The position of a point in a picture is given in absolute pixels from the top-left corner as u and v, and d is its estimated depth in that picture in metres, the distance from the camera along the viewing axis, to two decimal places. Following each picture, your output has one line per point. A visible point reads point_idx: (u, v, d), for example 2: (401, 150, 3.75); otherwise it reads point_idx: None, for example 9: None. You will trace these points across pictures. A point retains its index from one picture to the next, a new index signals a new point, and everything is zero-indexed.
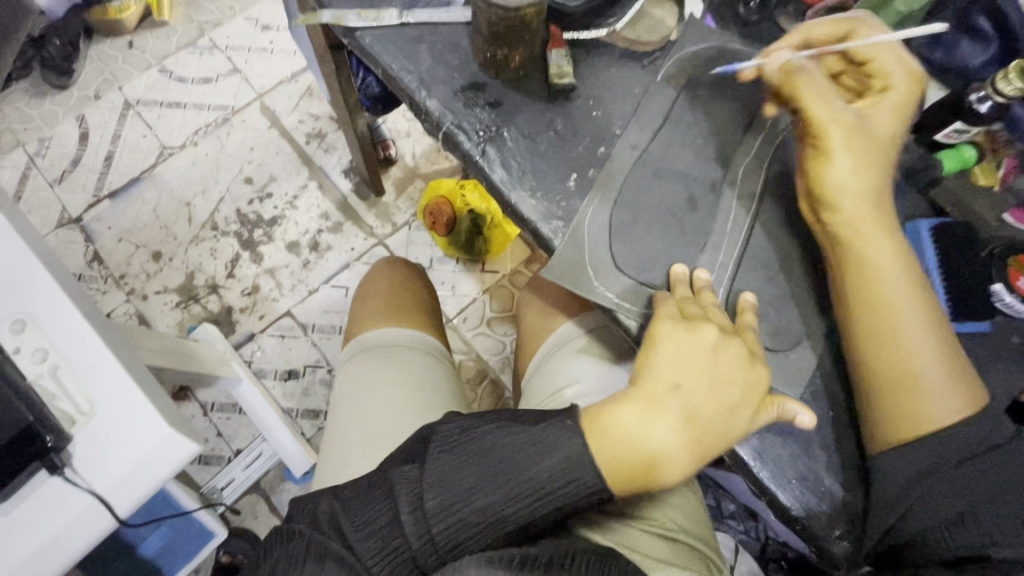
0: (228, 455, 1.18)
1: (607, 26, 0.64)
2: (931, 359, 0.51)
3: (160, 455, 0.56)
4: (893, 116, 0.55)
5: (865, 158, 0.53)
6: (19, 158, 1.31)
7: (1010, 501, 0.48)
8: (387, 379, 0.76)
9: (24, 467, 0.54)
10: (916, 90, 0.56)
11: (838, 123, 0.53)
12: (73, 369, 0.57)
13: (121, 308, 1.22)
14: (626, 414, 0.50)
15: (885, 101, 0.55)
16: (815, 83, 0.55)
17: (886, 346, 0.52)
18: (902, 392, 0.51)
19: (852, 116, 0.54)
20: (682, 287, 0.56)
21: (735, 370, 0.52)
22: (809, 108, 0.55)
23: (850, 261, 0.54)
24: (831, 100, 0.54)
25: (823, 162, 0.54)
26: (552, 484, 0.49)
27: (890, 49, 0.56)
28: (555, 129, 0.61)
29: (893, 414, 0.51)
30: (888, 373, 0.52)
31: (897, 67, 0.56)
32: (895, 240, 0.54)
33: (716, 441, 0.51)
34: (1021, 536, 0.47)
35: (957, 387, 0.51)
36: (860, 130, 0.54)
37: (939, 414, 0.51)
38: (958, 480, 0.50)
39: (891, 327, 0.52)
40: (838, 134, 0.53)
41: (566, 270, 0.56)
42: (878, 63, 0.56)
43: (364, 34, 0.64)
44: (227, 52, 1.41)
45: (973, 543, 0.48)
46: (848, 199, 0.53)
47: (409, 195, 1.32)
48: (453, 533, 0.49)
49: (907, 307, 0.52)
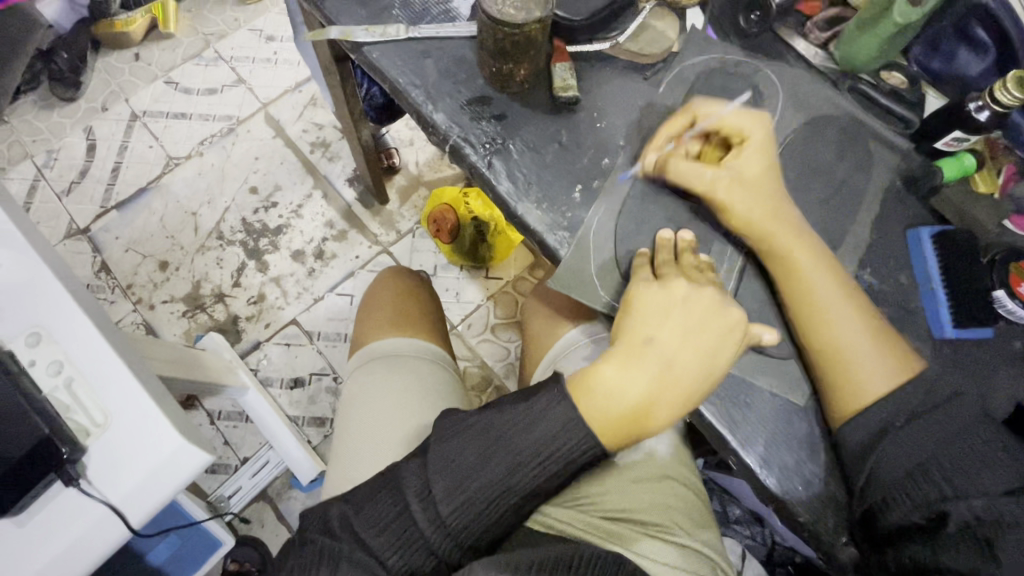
0: (236, 463, 1.19)
1: (610, 39, 0.65)
2: (859, 331, 0.54)
3: (171, 465, 0.57)
4: (766, 156, 0.58)
5: (759, 196, 0.57)
6: (28, 170, 1.33)
7: (960, 453, 0.48)
8: (393, 386, 0.77)
9: (40, 478, 0.55)
10: (769, 128, 0.59)
11: (721, 185, 0.57)
12: (87, 381, 0.58)
13: (129, 317, 1.23)
14: (608, 369, 0.51)
15: (747, 150, 0.58)
16: (692, 168, 0.58)
17: (816, 327, 0.55)
18: (834, 368, 0.54)
19: (728, 176, 0.57)
20: (664, 250, 0.58)
21: (712, 319, 0.53)
22: (695, 188, 0.58)
23: (776, 263, 0.57)
24: (710, 172, 0.57)
25: (728, 217, 0.58)
26: (548, 448, 0.50)
27: (722, 111, 0.59)
28: (560, 141, 0.62)
29: (833, 389, 0.54)
30: (820, 352, 0.55)
31: (743, 118, 0.59)
32: (805, 230, 0.58)
33: (699, 386, 0.51)
34: (976, 486, 0.46)
35: (885, 352, 0.54)
36: (744, 183, 0.57)
37: (874, 384, 0.53)
38: (908, 439, 0.50)
39: (817, 311, 0.55)
40: (727, 192, 0.57)
41: (572, 280, 0.58)
42: (722, 124, 0.59)
43: (371, 49, 0.65)
44: (232, 63, 1.43)
45: (928, 499, 0.47)
46: (753, 227, 0.57)
47: (413, 202, 1.33)
48: (462, 513, 0.50)
49: (824, 289, 0.55)
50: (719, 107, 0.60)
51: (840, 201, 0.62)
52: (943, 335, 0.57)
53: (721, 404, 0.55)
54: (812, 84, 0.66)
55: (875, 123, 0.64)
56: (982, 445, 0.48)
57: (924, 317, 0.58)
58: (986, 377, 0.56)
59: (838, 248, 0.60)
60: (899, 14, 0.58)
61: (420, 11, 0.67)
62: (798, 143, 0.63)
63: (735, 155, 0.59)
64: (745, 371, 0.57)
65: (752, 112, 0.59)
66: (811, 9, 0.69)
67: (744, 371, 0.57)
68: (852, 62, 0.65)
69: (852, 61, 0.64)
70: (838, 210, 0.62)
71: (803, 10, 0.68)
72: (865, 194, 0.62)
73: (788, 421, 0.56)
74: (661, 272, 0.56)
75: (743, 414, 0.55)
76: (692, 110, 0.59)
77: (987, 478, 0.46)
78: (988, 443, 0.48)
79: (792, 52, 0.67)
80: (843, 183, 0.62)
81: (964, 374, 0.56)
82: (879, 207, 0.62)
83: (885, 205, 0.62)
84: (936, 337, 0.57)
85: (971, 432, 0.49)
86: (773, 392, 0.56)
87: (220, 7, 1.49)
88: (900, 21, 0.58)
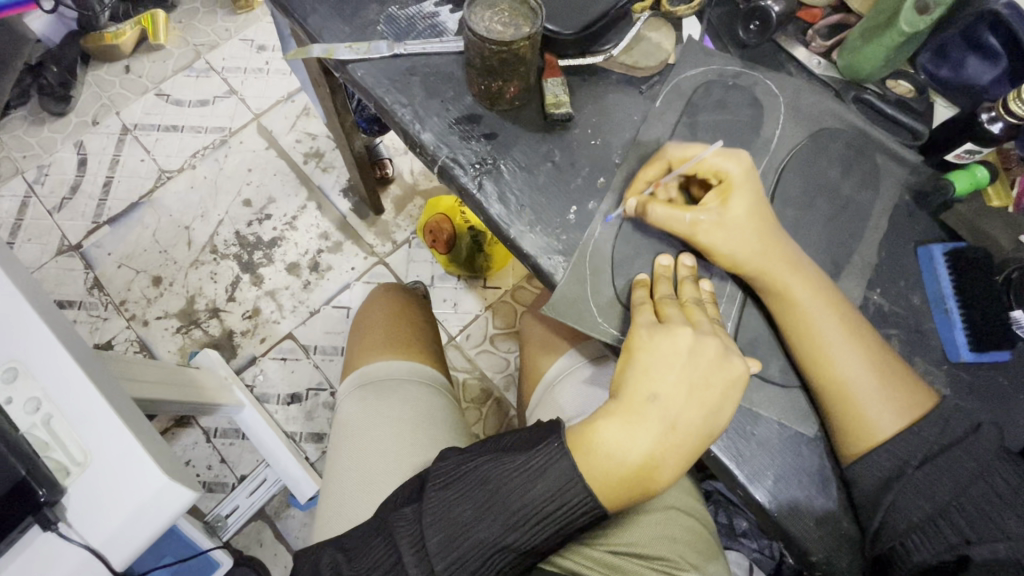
0: (233, 481, 1.14)
1: (603, 52, 0.63)
2: (864, 370, 0.52)
3: (157, 508, 0.51)
4: (753, 198, 0.55)
5: (749, 239, 0.54)
6: (18, 186, 1.30)
7: (982, 494, 0.47)
8: (387, 416, 0.74)
9: (14, 525, 0.48)
10: (750, 167, 0.55)
11: (703, 230, 0.54)
12: (69, 419, 0.51)
13: (122, 335, 1.20)
14: (609, 428, 0.48)
15: (732, 193, 0.54)
16: (671, 215, 0.54)
17: (819, 367, 0.53)
18: (840, 406, 0.52)
19: (711, 220, 0.54)
20: (662, 281, 0.55)
21: (720, 369, 0.49)
22: (678, 232, 0.55)
23: (775, 299, 0.54)
24: (691, 217, 0.54)
25: (715, 258, 0.55)
26: (547, 508, 0.48)
27: (700, 153, 0.55)
28: (553, 160, 0.60)
29: (840, 429, 0.52)
30: (824, 389, 0.53)
31: (723, 158, 0.55)
32: (805, 262, 0.55)
33: (702, 441, 0.49)
34: (999, 528, 0.45)
35: (894, 391, 0.52)
36: (727, 227, 0.54)
37: (884, 423, 0.51)
38: (926, 479, 0.49)
39: (819, 351, 0.53)
40: (710, 236, 0.54)
41: (569, 306, 0.55)
42: (700, 166, 0.56)
43: (356, 67, 0.62)
44: (223, 74, 1.41)
45: (950, 543, 0.47)
46: (750, 258, 0.54)
47: (409, 212, 1.31)
48: (455, 570, 0.48)
49: (829, 325, 0.53)
50: (696, 148, 0.56)
51: (846, 219, 0.60)
52: (958, 358, 0.55)
53: (726, 437, 0.54)
54: (817, 95, 0.63)
55: (880, 134, 0.62)
56: (1004, 485, 0.47)
57: (937, 338, 0.57)
58: (999, 400, 0.55)
59: (845, 268, 0.58)
60: (906, 23, 0.57)
61: (406, 26, 0.64)
62: (801, 158, 0.61)
63: (717, 197, 0.55)
64: (751, 401, 0.55)
65: (732, 151, 0.56)
66: (811, 16, 0.68)
67: (750, 402, 0.55)
68: (856, 71, 0.63)
69: (857, 71, 0.63)
70: (845, 228, 0.60)
71: (802, 18, 0.68)
72: (872, 211, 0.60)
73: (797, 453, 0.54)
74: (664, 314, 0.52)
75: (749, 446, 0.54)
76: (666, 156, 0.57)
77: (1011, 521, 0.45)
78: (1008, 482, 0.47)
79: (791, 61, 0.66)
80: (849, 199, 0.60)
81: (978, 399, 0.55)
82: (888, 223, 0.60)
83: (892, 222, 0.60)
84: (951, 361, 0.56)
85: (991, 470, 0.48)
86: (781, 422, 0.55)
87: (210, 17, 1.47)
88: (906, 30, 0.57)
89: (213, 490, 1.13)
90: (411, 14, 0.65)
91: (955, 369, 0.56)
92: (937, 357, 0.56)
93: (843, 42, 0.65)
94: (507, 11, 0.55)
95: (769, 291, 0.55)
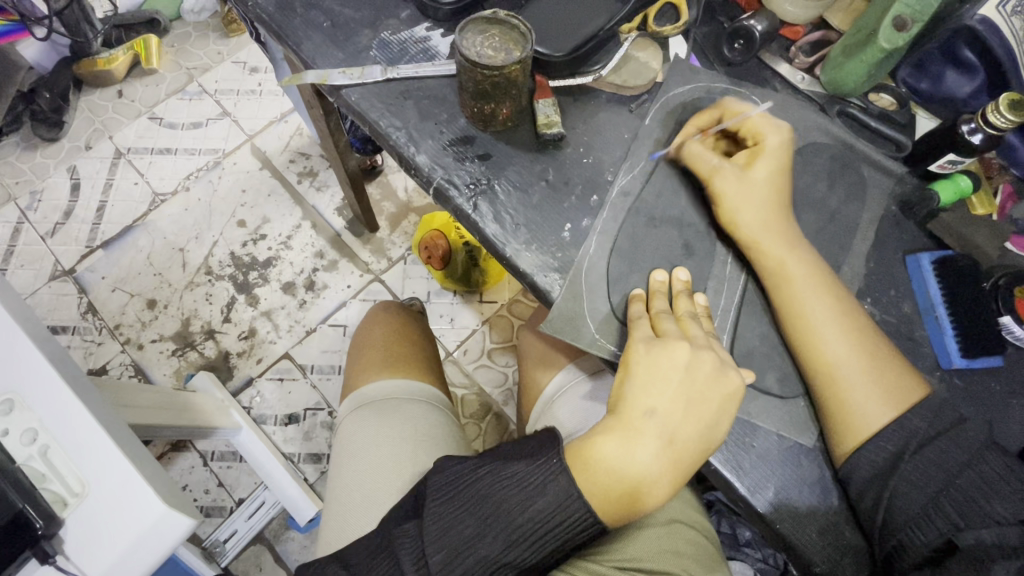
0: (231, 505, 1.13)
1: (593, 73, 0.64)
2: (856, 359, 0.53)
3: (153, 536, 0.50)
4: (775, 168, 0.58)
5: (762, 206, 0.57)
6: (11, 213, 1.30)
7: (969, 481, 0.48)
8: (387, 435, 0.74)
9: (12, 559, 0.47)
10: (786, 142, 0.60)
11: (721, 175, 0.58)
12: (66, 450, 0.50)
13: (117, 359, 1.19)
14: (608, 445, 0.48)
15: (760, 153, 0.59)
16: (702, 153, 0.59)
17: (812, 355, 0.54)
18: (832, 397, 0.53)
19: (733, 170, 0.58)
20: (659, 296, 0.56)
21: (716, 383, 0.50)
22: (699, 171, 0.59)
23: (776, 284, 0.56)
24: (716, 161, 0.59)
25: (719, 208, 0.58)
26: (548, 524, 0.48)
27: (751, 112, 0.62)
28: (546, 179, 0.61)
29: (833, 425, 0.53)
30: (817, 379, 0.54)
31: (764, 124, 0.60)
32: (801, 251, 0.56)
33: (698, 455, 0.49)
34: (989, 515, 0.46)
35: (884, 383, 0.52)
36: (744, 182, 0.58)
37: (873, 418, 0.51)
38: (919, 470, 0.50)
39: (814, 341, 0.54)
40: (725, 183, 0.58)
41: (565, 321, 0.56)
42: (744, 124, 0.61)
43: (350, 92, 0.63)
44: (217, 96, 1.42)
45: (940, 530, 0.48)
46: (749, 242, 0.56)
47: (404, 229, 1.31)
48: None
49: (833, 311, 0.54)
50: (749, 108, 0.62)
51: (835, 230, 0.61)
52: (951, 365, 0.56)
53: (724, 450, 0.54)
54: (800, 111, 0.65)
55: (866, 147, 0.64)
56: (993, 473, 0.48)
57: (929, 347, 0.57)
58: (993, 406, 0.56)
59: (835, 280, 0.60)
60: (886, 40, 0.59)
61: (398, 50, 0.66)
62: None
63: (747, 155, 0.59)
64: (748, 412, 0.55)
65: (776, 124, 0.61)
66: (794, 33, 0.69)
67: (748, 413, 0.55)
68: (839, 86, 0.65)
69: (840, 85, 0.65)
70: (833, 238, 0.61)
71: (785, 35, 0.69)
72: (860, 222, 0.61)
73: (794, 464, 0.54)
74: (661, 328, 0.53)
75: (748, 458, 0.54)
76: (721, 107, 0.62)
77: (998, 506, 0.46)
78: (996, 469, 0.48)
79: (776, 76, 0.68)
80: (836, 213, 0.62)
81: (972, 405, 0.56)
82: (875, 234, 0.61)
83: (882, 230, 0.62)
84: (944, 368, 0.57)
85: (980, 459, 0.49)
86: (778, 433, 0.55)
87: (203, 40, 1.48)
88: (886, 47, 0.59)
89: (211, 515, 1.11)
90: (403, 39, 0.66)
91: (948, 376, 0.57)
92: (930, 364, 0.57)
93: (824, 58, 0.67)
94: (497, 36, 0.56)
95: (773, 280, 0.56)
